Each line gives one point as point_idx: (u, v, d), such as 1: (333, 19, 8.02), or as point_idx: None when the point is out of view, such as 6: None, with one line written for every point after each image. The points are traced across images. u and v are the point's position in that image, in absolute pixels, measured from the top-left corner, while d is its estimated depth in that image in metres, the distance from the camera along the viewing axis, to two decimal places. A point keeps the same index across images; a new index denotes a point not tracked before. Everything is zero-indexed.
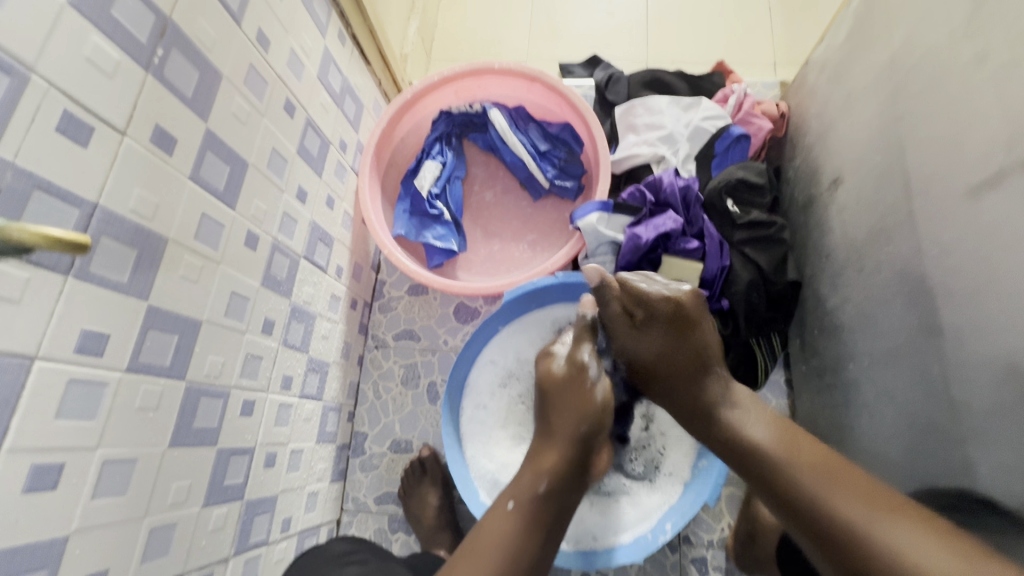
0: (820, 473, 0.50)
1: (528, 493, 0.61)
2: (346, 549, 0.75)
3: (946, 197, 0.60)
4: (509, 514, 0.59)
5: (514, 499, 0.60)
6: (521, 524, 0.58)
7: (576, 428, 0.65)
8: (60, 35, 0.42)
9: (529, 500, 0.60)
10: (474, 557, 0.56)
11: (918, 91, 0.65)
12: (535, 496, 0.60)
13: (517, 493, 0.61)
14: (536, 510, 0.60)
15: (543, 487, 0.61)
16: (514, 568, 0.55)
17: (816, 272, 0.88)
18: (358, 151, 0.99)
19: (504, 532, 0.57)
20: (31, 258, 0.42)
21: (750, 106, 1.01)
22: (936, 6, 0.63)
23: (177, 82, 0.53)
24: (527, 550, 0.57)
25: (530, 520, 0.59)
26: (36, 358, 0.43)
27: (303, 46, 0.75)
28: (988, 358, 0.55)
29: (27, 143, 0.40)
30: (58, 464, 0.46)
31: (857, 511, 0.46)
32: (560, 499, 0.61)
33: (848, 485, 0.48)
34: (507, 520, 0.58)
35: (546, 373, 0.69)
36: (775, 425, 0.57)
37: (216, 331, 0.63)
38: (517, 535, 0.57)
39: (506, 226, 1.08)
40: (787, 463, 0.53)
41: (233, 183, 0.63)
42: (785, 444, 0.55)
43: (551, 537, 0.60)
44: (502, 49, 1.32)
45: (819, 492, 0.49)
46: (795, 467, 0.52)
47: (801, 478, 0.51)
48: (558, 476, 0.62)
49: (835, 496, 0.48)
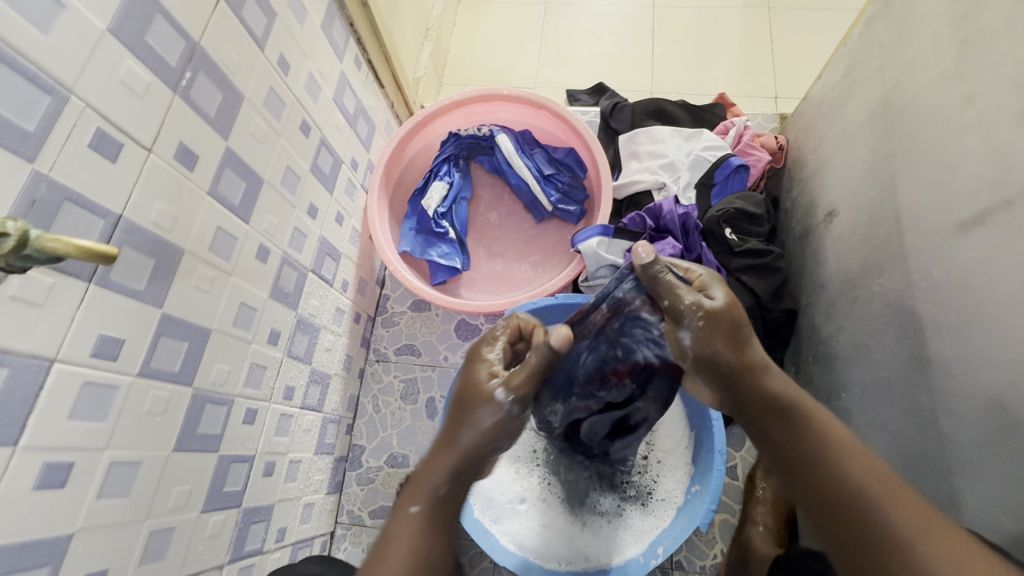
0: (866, 467, 0.55)
1: (429, 493, 0.63)
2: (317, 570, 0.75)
3: (934, 233, 0.62)
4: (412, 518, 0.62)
5: (417, 504, 0.63)
6: (424, 527, 0.62)
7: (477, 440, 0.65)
8: (98, 57, 0.45)
9: (429, 501, 0.63)
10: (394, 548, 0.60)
11: (909, 131, 0.68)
12: (434, 496, 0.64)
13: (418, 497, 0.63)
14: (435, 510, 0.63)
15: (442, 491, 0.64)
16: (421, 564, 0.60)
17: (811, 300, 0.90)
18: (368, 169, 1.01)
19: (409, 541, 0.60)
20: (58, 265, 0.44)
21: (750, 138, 1.04)
22: (926, 51, 0.66)
23: (201, 102, 0.56)
24: (431, 544, 0.61)
25: (433, 523, 0.62)
26: (56, 360, 0.45)
27: (321, 69, 0.79)
28: (974, 391, 0.56)
29: (61, 158, 0.43)
30: (68, 463, 0.47)
31: (894, 510, 0.52)
32: (451, 501, 0.65)
33: (896, 494, 0.53)
34: (410, 526, 0.61)
35: (478, 382, 0.66)
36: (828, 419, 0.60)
37: (224, 339, 0.65)
38: (418, 538, 0.61)
39: (510, 246, 1.11)
40: (854, 475, 0.55)
41: (248, 198, 0.65)
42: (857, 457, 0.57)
43: (452, 530, 0.65)
44: (511, 75, 1.36)
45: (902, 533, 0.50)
46: (879, 512, 0.52)
47: (880, 509, 0.52)
48: (456, 480, 0.65)
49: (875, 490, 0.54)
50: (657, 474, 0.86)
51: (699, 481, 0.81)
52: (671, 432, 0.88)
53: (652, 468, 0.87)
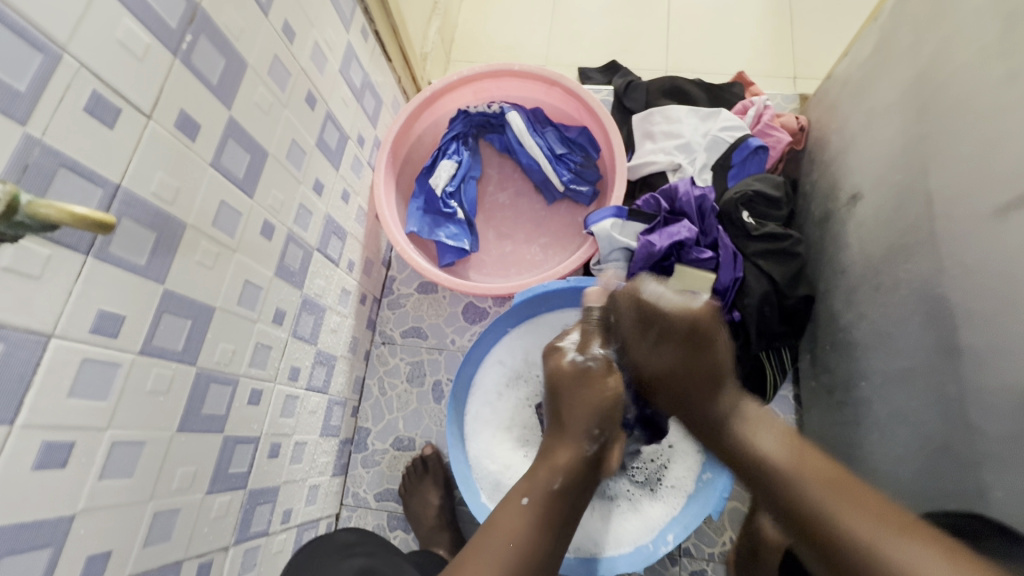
0: (821, 481, 0.52)
1: (542, 489, 0.61)
2: (353, 540, 0.76)
3: (969, 216, 0.60)
4: (522, 509, 0.60)
5: (527, 496, 0.61)
6: (534, 526, 0.59)
7: (588, 427, 0.64)
8: (93, 16, 0.42)
9: (541, 498, 0.60)
10: (490, 565, 0.55)
11: (943, 109, 0.65)
12: (547, 493, 0.61)
13: (530, 490, 0.61)
14: (548, 506, 0.60)
15: (556, 486, 0.61)
16: (525, 562, 0.56)
17: (830, 286, 0.88)
18: (374, 147, 0.99)
19: (510, 546, 0.57)
20: (53, 236, 0.42)
21: (770, 118, 1.01)
22: (964, 24, 0.62)
23: (203, 68, 0.53)
24: (541, 547, 0.58)
25: (545, 520, 0.59)
26: (53, 336, 0.43)
27: (327, 39, 0.75)
28: (1007, 379, 0.54)
29: (55, 121, 0.40)
30: (69, 442, 0.46)
31: (871, 528, 0.47)
32: (571, 495, 0.62)
33: (857, 499, 0.49)
34: (520, 520, 0.59)
35: (556, 369, 0.69)
36: (782, 437, 0.58)
37: (229, 318, 0.63)
38: (529, 532, 0.58)
39: (519, 227, 1.08)
40: (807, 491, 0.51)
41: (252, 171, 0.63)
42: (808, 463, 0.54)
43: (562, 537, 0.61)
44: (521, 51, 1.32)
45: (825, 510, 0.50)
46: (797, 476, 0.53)
47: (805, 489, 0.52)
48: (570, 475, 0.62)
49: (831, 499, 0.50)
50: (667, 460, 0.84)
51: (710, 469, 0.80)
52: None
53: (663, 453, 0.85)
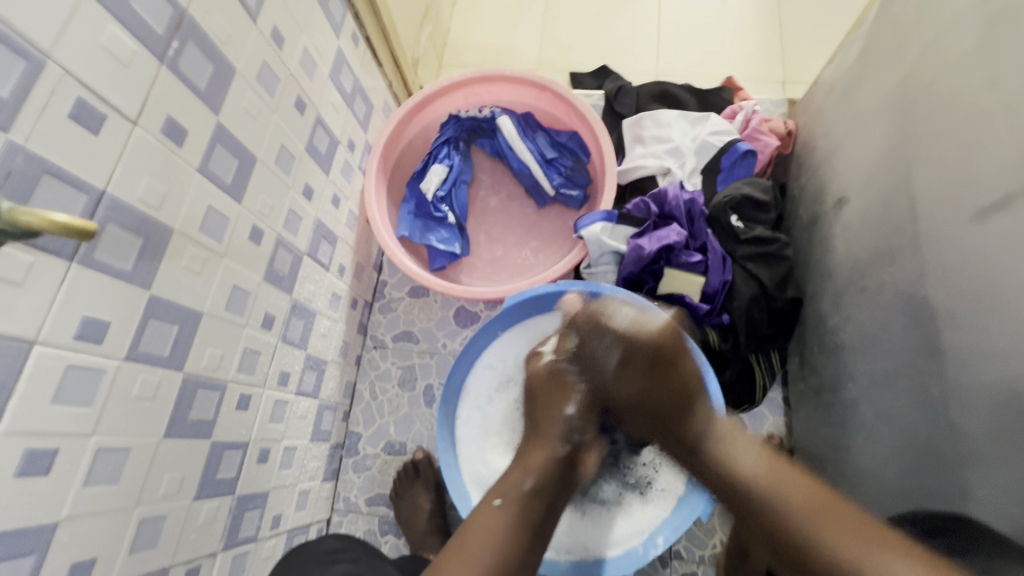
0: (806, 506, 0.54)
1: (514, 490, 0.62)
2: (335, 546, 0.75)
3: (952, 220, 0.60)
4: (496, 510, 0.60)
5: (500, 497, 0.62)
6: (510, 522, 0.59)
7: (561, 425, 0.68)
8: (78, 23, 0.42)
9: (516, 499, 0.61)
10: (466, 558, 0.56)
11: (926, 115, 0.65)
12: (521, 493, 0.62)
13: (503, 490, 0.62)
14: (525, 506, 0.61)
15: (528, 485, 0.63)
16: (503, 564, 0.56)
17: (817, 290, 0.88)
18: (365, 151, 0.99)
19: (494, 531, 0.58)
20: (37, 243, 0.42)
21: (758, 123, 1.02)
22: (947, 30, 0.63)
23: (190, 74, 0.53)
24: (516, 544, 0.58)
25: (516, 520, 0.60)
26: (37, 342, 0.43)
27: (316, 45, 0.76)
28: (990, 381, 0.54)
29: (39, 128, 0.40)
30: (53, 449, 0.46)
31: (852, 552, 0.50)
32: (544, 500, 0.63)
33: (838, 523, 0.52)
34: (495, 517, 0.59)
35: (534, 371, 0.74)
36: (759, 453, 0.60)
37: (217, 324, 0.63)
38: (506, 533, 0.58)
39: (510, 231, 1.08)
40: (784, 506, 0.54)
41: (241, 177, 0.63)
42: (789, 488, 0.56)
43: (539, 538, 0.61)
44: (513, 56, 1.33)
45: (815, 537, 0.52)
46: (788, 510, 0.54)
47: (786, 506, 0.54)
48: (543, 475, 0.64)
49: (811, 521, 0.53)
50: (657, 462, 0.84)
51: None
52: None
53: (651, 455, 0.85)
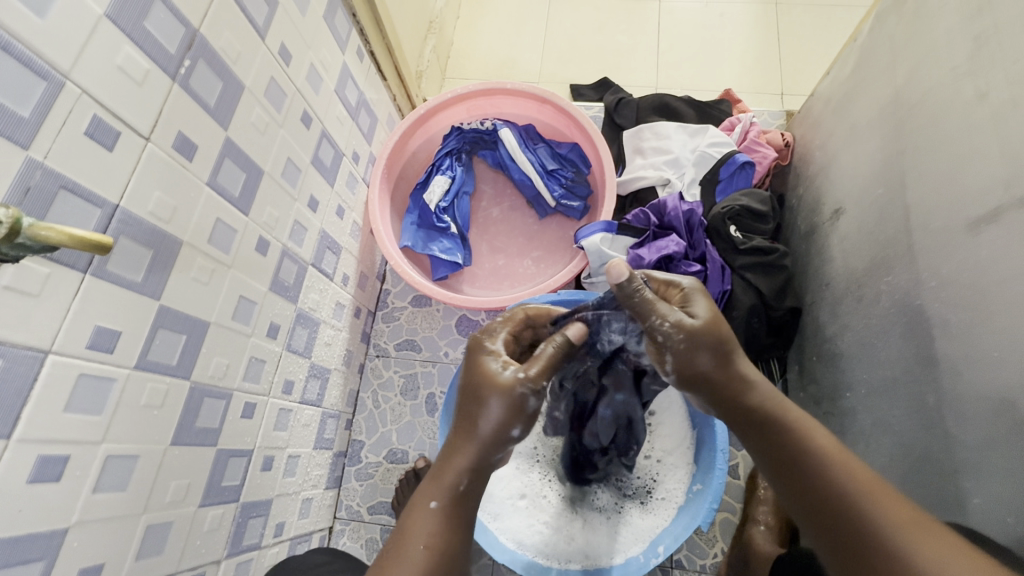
0: (853, 470, 0.48)
1: (448, 490, 0.54)
2: (318, 560, 0.76)
3: (943, 232, 0.61)
4: (432, 514, 0.53)
5: (437, 498, 0.53)
6: (444, 525, 0.52)
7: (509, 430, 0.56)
8: (95, 43, 0.44)
9: (452, 500, 0.54)
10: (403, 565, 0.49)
11: (919, 129, 0.67)
12: (457, 494, 0.54)
13: (438, 490, 0.54)
14: (459, 508, 0.54)
15: (463, 486, 0.54)
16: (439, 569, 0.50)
17: (816, 299, 0.89)
18: (368, 163, 1.00)
19: (429, 540, 0.51)
20: (53, 255, 0.43)
21: (756, 134, 1.03)
22: (938, 46, 0.64)
23: (200, 91, 0.55)
24: (453, 543, 0.52)
25: (455, 519, 0.53)
26: (51, 352, 0.44)
27: (322, 60, 0.77)
28: (983, 391, 0.55)
29: (57, 146, 0.42)
30: (64, 456, 0.47)
31: (896, 523, 0.44)
32: (475, 500, 0.55)
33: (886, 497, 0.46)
34: (432, 522, 0.52)
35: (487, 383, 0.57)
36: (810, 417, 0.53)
37: (223, 333, 0.64)
38: (443, 536, 0.52)
39: (512, 241, 1.10)
40: (836, 470, 0.49)
41: (248, 189, 0.64)
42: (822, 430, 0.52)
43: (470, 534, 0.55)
44: (515, 68, 1.35)
45: (856, 499, 0.47)
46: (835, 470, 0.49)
47: (837, 470, 0.49)
48: (478, 472, 0.56)
49: (860, 492, 0.47)
50: (657, 473, 0.85)
51: (700, 480, 0.80)
52: (672, 431, 0.87)
53: (652, 466, 0.86)
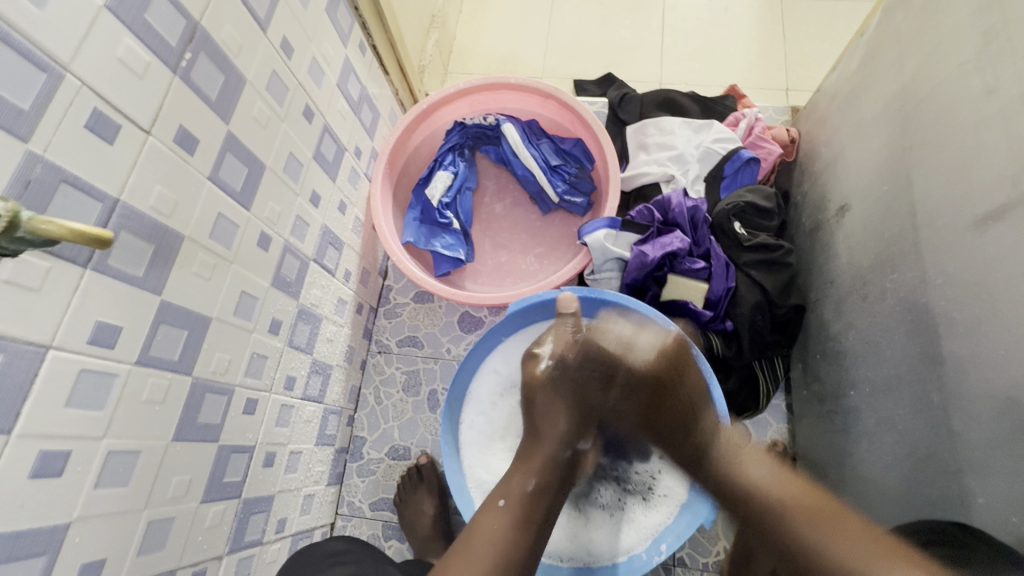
0: (806, 511, 0.57)
1: (516, 490, 0.66)
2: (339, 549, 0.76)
3: (950, 229, 0.61)
4: (501, 509, 0.64)
5: (505, 498, 0.65)
6: (514, 520, 0.63)
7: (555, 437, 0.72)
8: (95, 35, 0.43)
9: (519, 498, 0.65)
10: (473, 557, 0.59)
11: (927, 124, 0.66)
12: (524, 493, 0.66)
13: (507, 492, 0.65)
14: (527, 506, 0.64)
15: (530, 486, 0.66)
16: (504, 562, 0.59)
17: (820, 297, 0.89)
18: (370, 158, 1.00)
19: (499, 527, 0.62)
20: (53, 249, 0.43)
21: (761, 130, 1.02)
22: (946, 41, 0.64)
23: (202, 84, 0.54)
24: (520, 546, 0.61)
25: (520, 516, 0.63)
26: (51, 347, 0.44)
27: (324, 54, 0.77)
28: (989, 390, 0.55)
29: (57, 138, 0.42)
30: (65, 452, 0.46)
31: (846, 551, 0.52)
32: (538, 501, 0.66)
33: (835, 526, 0.55)
34: (501, 516, 0.63)
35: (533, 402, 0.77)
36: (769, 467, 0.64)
37: (225, 328, 0.64)
38: (507, 531, 0.61)
39: (515, 237, 1.09)
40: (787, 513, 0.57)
41: (250, 184, 0.64)
42: (781, 485, 0.61)
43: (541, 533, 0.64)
44: (517, 63, 1.34)
45: (805, 531, 0.55)
46: (787, 511, 0.57)
47: (788, 511, 0.58)
48: (544, 475, 0.68)
49: (813, 530, 0.55)
50: (659, 469, 0.84)
51: None
52: None
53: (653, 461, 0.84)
